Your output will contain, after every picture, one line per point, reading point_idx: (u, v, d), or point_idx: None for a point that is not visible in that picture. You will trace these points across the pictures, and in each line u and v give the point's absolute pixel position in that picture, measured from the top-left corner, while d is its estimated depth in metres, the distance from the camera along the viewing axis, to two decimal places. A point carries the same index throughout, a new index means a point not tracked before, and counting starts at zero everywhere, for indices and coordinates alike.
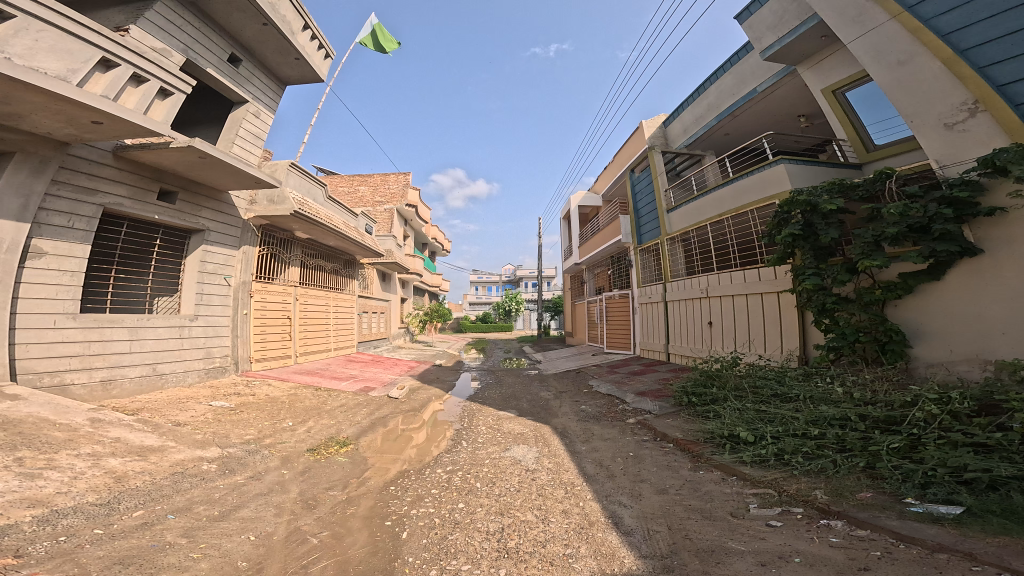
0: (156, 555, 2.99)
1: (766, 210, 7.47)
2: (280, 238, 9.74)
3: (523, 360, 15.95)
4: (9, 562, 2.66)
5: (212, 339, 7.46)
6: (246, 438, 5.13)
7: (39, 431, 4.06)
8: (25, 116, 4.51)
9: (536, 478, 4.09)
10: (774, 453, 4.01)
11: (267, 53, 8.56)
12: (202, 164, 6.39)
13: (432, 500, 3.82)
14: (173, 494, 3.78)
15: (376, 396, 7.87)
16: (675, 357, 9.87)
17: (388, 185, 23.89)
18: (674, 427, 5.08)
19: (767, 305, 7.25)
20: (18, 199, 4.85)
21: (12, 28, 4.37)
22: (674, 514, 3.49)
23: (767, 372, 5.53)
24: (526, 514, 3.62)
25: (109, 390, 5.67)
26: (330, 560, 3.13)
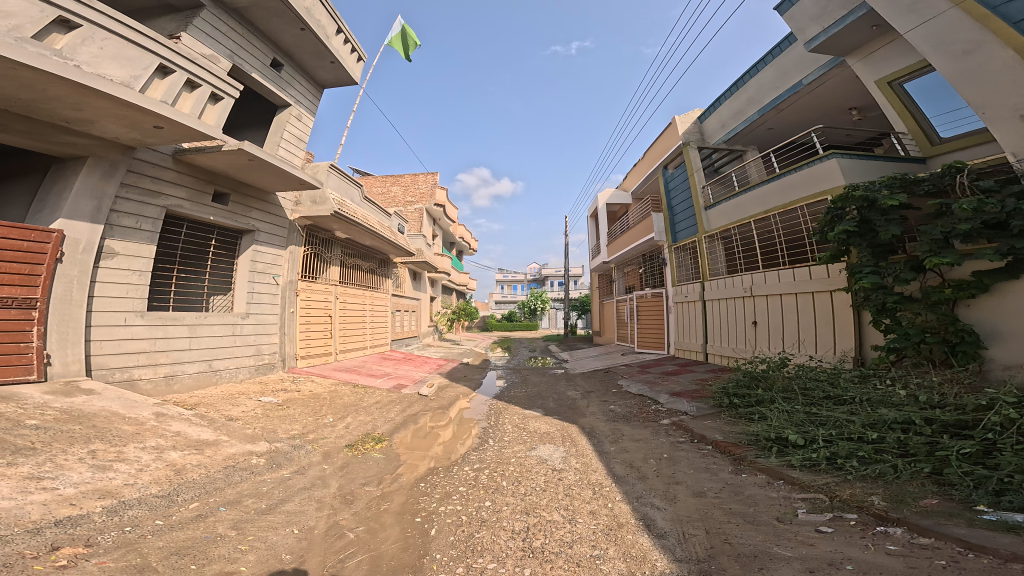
0: (208, 546, 3.18)
1: (817, 206, 7.10)
2: (321, 237, 10.22)
3: (546, 360, 15.38)
4: (80, 550, 2.87)
5: (261, 337, 7.88)
6: (291, 432, 5.37)
7: (112, 425, 4.43)
8: (94, 121, 4.92)
9: (563, 478, 3.99)
10: (827, 457, 3.73)
11: (305, 57, 9.12)
12: (251, 166, 6.78)
13: (460, 498, 3.82)
14: (224, 487, 4.00)
15: (408, 393, 7.99)
16: (714, 357, 9.47)
17: (418, 186, 24.39)
18: (713, 429, 4.83)
19: (818, 305, 6.84)
20: (92, 201, 5.29)
21: (80, 36, 4.76)
22: (713, 518, 3.31)
23: (819, 372, 5.16)
24: (553, 514, 3.54)
25: (171, 385, 6.13)
26: (364, 556, 3.20)
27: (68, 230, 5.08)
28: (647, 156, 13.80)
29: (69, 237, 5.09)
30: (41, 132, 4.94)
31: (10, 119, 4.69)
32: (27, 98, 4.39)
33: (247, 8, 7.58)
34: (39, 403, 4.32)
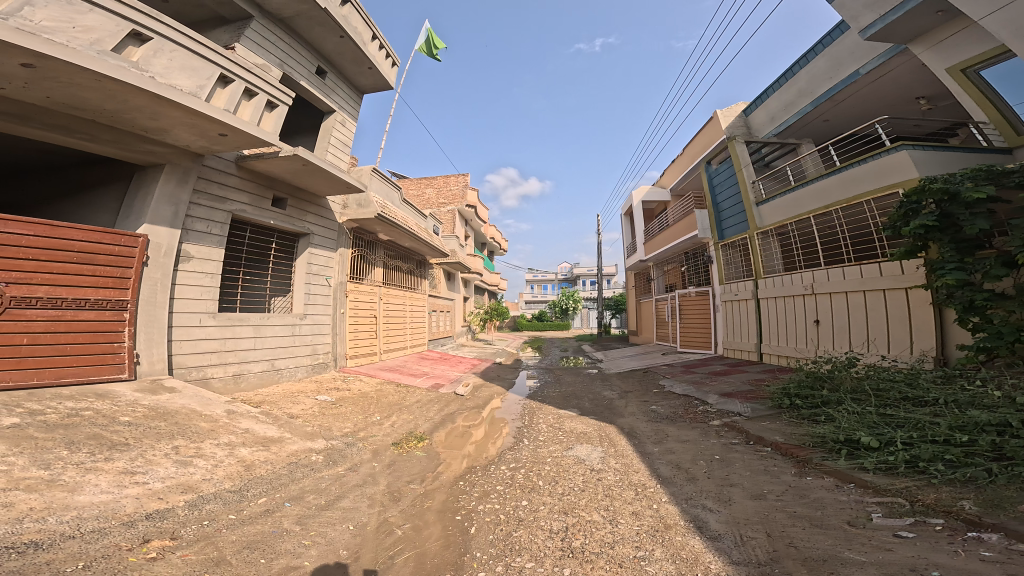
0: (275, 540, 3.38)
1: (885, 200, 6.65)
2: (366, 240, 10.69)
3: (577, 361, 14.77)
4: (166, 542, 3.15)
5: (317, 337, 8.34)
6: (345, 430, 5.62)
7: (191, 422, 4.81)
8: (169, 130, 5.17)
9: (603, 480, 3.86)
10: (905, 460, 3.35)
11: (345, 63, 9.36)
12: (305, 171, 7.11)
13: (500, 497, 3.79)
14: (288, 483, 4.22)
15: (445, 393, 8.08)
16: (769, 357, 8.92)
17: (449, 187, 24.65)
18: (772, 431, 4.47)
19: (891, 302, 6.29)
20: (170, 206, 5.67)
21: (152, 49, 4.83)
22: (775, 521, 3.07)
23: (894, 373, 4.69)
24: (592, 515, 3.47)
25: (239, 383, 6.57)
26: (410, 553, 3.26)
27: (151, 234, 5.47)
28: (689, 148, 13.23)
29: (152, 240, 5.49)
30: (126, 142, 5.24)
31: (98, 129, 5.01)
32: (110, 109, 4.66)
33: (291, 18, 7.80)
34: (130, 400, 4.76)
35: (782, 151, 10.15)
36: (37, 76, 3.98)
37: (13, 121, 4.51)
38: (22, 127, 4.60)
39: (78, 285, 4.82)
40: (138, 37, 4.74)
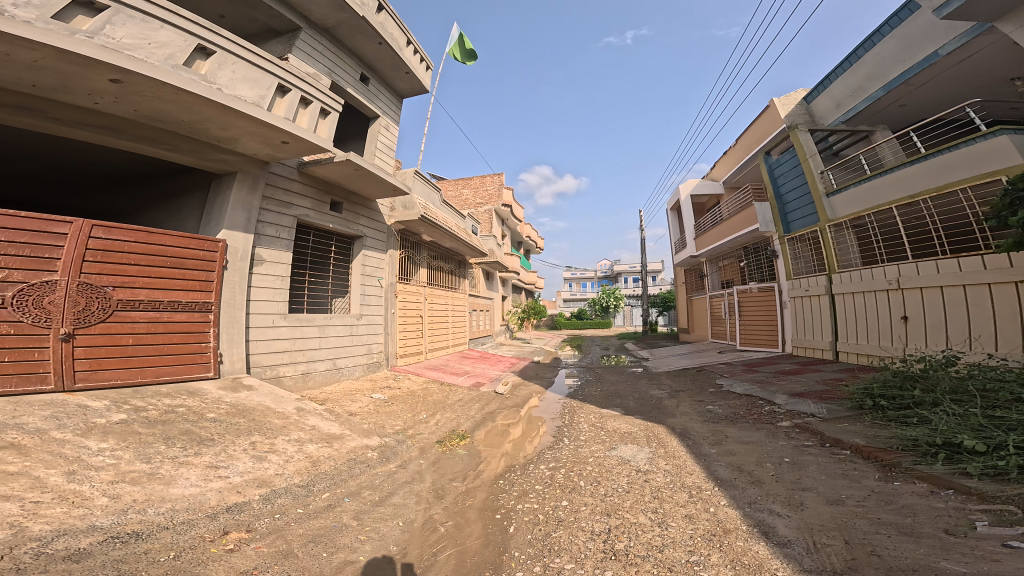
0: (336, 535, 3.53)
1: (986, 188, 5.98)
2: (411, 241, 10.90)
3: (619, 360, 13.61)
4: (243, 534, 3.37)
5: (371, 337, 8.53)
6: (397, 428, 5.77)
7: (264, 418, 5.06)
8: (237, 139, 5.32)
9: (651, 482, 3.75)
10: (1021, 466, 2.80)
11: (385, 69, 9.41)
12: (358, 175, 7.14)
13: (537, 497, 3.71)
14: (348, 479, 4.35)
15: (488, 393, 8.10)
16: (843, 356, 8.12)
17: (486, 187, 24.32)
18: (852, 433, 3.96)
19: (1000, 297, 5.56)
20: (243, 212, 5.92)
21: (216, 62, 4.82)
22: (855, 528, 2.69)
23: (1006, 372, 4.03)
24: (638, 517, 3.37)
25: (306, 381, 6.80)
26: (451, 550, 3.26)
27: (229, 240, 5.75)
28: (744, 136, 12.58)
29: (229, 245, 5.76)
30: (203, 151, 5.47)
31: (179, 140, 5.24)
32: (186, 120, 4.85)
33: (335, 26, 7.85)
34: (215, 398, 5.08)
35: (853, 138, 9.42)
36: (123, 91, 4.18)
37: (105, 133, 4.75)
38: (113, 139, 4.85)
39: (172, 289, 5.19)
40: (205, 51, 4.75)
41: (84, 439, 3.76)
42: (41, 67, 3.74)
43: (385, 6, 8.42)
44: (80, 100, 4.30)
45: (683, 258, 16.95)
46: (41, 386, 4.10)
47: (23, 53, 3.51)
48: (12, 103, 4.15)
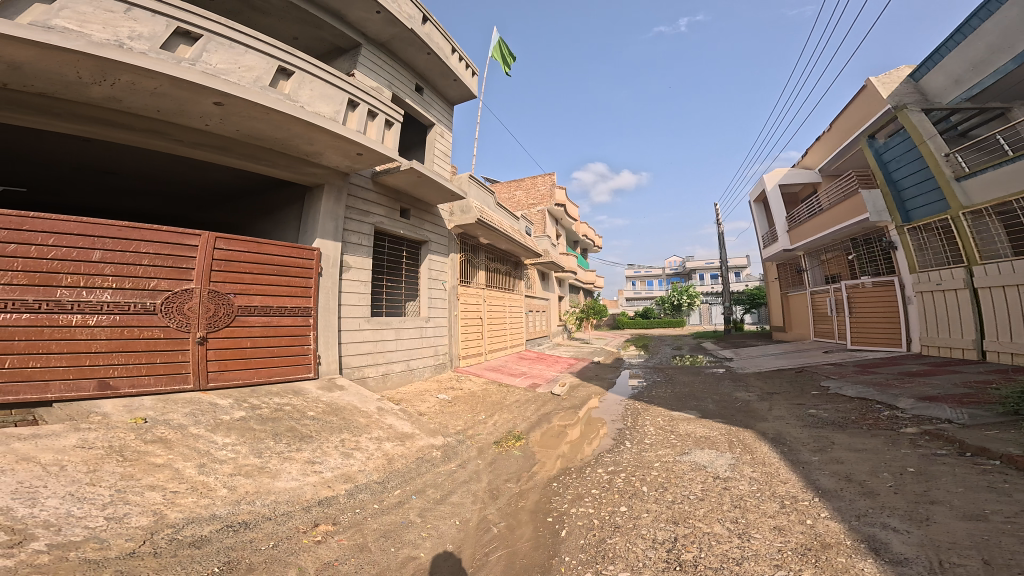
0: (402, 531, 3.59)
1: None
2: (470, 244, 11.06)
3: (697, 360, 12.83)
4: (328, 527, 3.63)
5: (438, 338, 8.83)
6: (458, 428, 5.90)
7: (352, 417, 5.41)
8: (321, 153, 5.57)
9: (732, 489, 3.53)
10: None
11: (436, 80, 9.31)
12: (421, 182, 7.35)
13: (591, 501, 3.72)
14: (417, 475, 4.46)
15: (544, 394, 8.09)
16: (990, 355, 7.50)
17: (539, 188, 24.45)
18: (995, 438, 3.23)
19: None
20: (333, 222, 6.37)
21: (297, 81, 4.95)
22: (998, 548, 2.11)
23: None
24: (712, 528, 3.18)
25: (386, 381, 7.23)
26: (501, 551, 3.22)
27: (322, 248, 6.26)
28: (839, 124, 12.03)
29: (322, 253, 6.26)
30: (296, 165, 5.85)
31: (275, 156, 5.62)
32: (279, 137, 5.12)
33: (388, 41, 7.83)
34: (314, 397, 5.57)
35: (984, 117, 8.58)
36: (226, 113, 4.50)
37: (218, 152, 5.17)
38: (224, 157, 5.27)
39: (280, 295, 5.78)
40: (285, 72, 4.93)
41: (212, 434, 4.26)
42: (159, 94, 4.08)
43: (429, 18, 8.25)
44: (194, 123, 4.67)
45: (773, 254, 15.98)
46: (177, 383, 4.70)
47: (144, 82, 3.86)
48: (144, 128, 4.58)
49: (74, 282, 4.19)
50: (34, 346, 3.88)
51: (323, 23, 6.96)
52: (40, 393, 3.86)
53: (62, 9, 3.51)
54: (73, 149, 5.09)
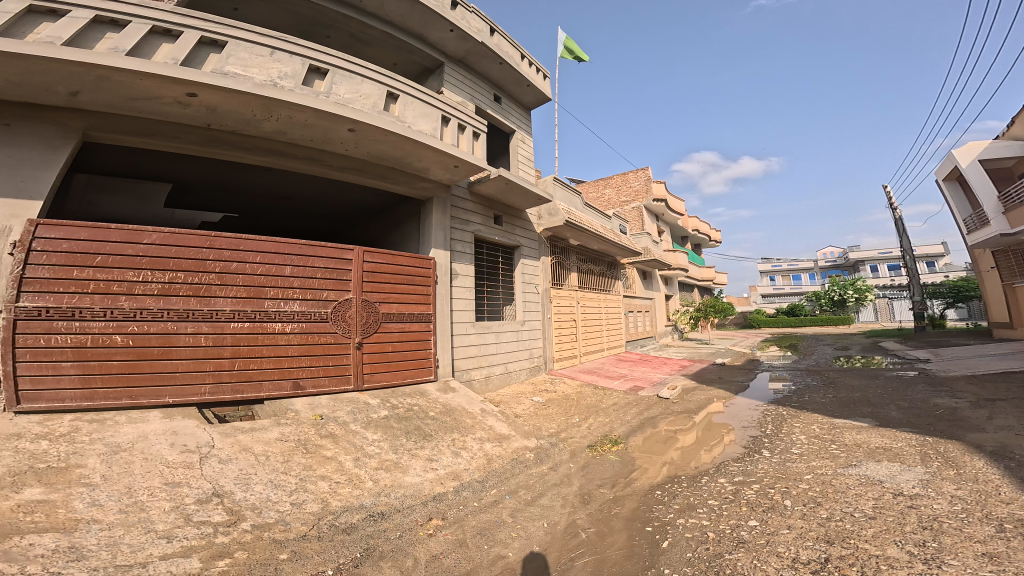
0: (495, 530, 3.65)
1: None
2: (560, 246, 10.92)
3: (872, 361, 11.34)
4: (438, 521, 3.79)
5: (533, 340, 8.91)
6: (552, 431, 5.99)
7: (461, 418, 5.64)
8: (427, 168, 6.10)
9: (921, 508, 2.92)
10: None
11: (511, 88, 9.60)
12: (511, 188, 7.61)
13: (706, 513, 3.48)
14: (512, 476, 4.57)
15: (646, 397, 7.71)
16: None
17: (630, 183, 22.69)
18: None
19: None
20: (443, 232, 6.91)
21: (403, 103, 5.46)
22: None
23: None
24: (885, 550, 2.65)
25: (488, 383, 7.52)
26: (588, 558, 3.17)
27: (436, 257, 6.80)
28: None
29: (436, 261, 6.80)
30: (410, 180, 6.43)
31: (396, 174, 6.23)
32: (395, 157, 5.70)
33: (464, 56, 8.34)
34: (434, 398, 6.01)
35: None
36: (358, 138, 5.13)
37: (358, 173, 5.91)
38: (363, 178, 5.99)
39: (412, 303, 6.40)
40: (393, 96, 5.46)
41: (366, 431, 4.83)
42: (309, 125, 4.79)
43: (496, 29, 8.72)
44: (337, 148, 5.41)
45: (986, 240, 13.49)
46: (342, 385, 5.48)
47: (296, 115, 4.51)
48: (306, 157, 5.45)
49: (274, 295, 5.14)
50: (252, 350, 4.88)
51: (410, 47, 7.71)
52: (254, 392, 4.85)
53: (232, 58, 4.28)
54: (251, 178, 6.16)
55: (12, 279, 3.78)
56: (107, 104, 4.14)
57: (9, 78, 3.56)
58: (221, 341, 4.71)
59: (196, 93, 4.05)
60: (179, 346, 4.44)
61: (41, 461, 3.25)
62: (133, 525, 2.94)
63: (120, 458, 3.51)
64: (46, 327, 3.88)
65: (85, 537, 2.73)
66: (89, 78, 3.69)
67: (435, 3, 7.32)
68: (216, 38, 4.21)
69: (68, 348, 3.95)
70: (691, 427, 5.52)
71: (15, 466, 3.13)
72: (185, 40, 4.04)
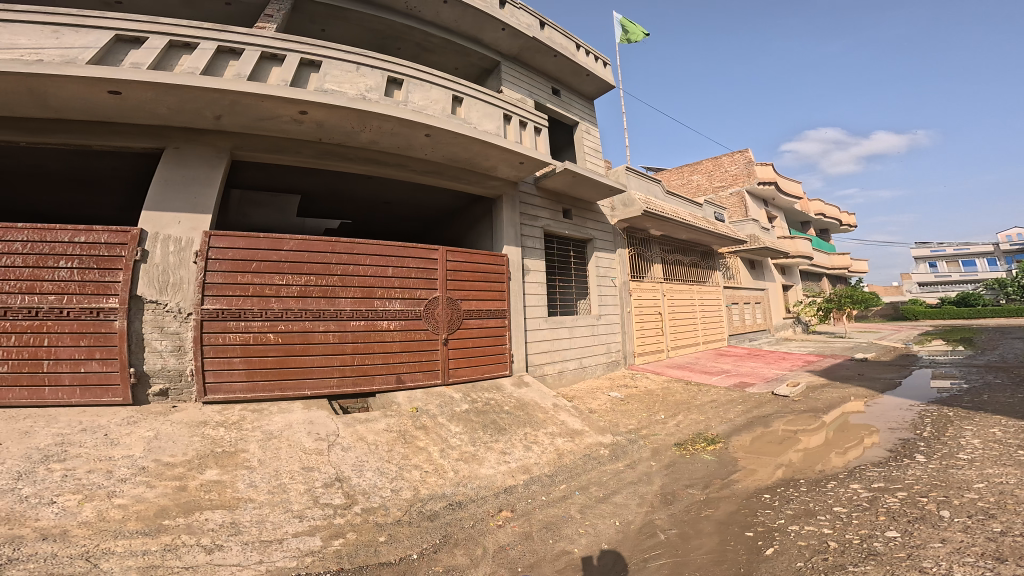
0: (561, 524, 3.45)
1: None
2: (639, 237, 10.71)
3: None
4: (507, 513, 3.71)
5: (611, 336, 8.88)
6: (630, 427, 5.49)
7: (534, 413, 5.61)
8: (495, 167, 6.60)
9: None
10: None
11: (569, 80, 9.88)
12: (578, 182, 7.67)
13: (829, 521, 2.84)
14: (583, 472, 4.32)
15: (756, 394, 6.99)
16: None
17: (725, 169, 20.82)
18: None
19: None
20: (513, 229, 7.26)
21: (467, 105, 6.13)
22: None
23: None
24: None
25: (561, 378, 7.63)
26: (666, 559, 2.77)
27: (508, 253, 7.12)
28: None
29: (508, 257, 7.11)
30: (480, 180, 6.94)
31: (467, 174, 6.79)
32: (466, 158, 6.23)
33: (518, 54, 8.88)
34: (508, 393, 6.15)
35: None
36: (436, 142, 5.74)
37: (436, 175, 6.54)
38: (440, 180, 6.62)
39: (487, 298, 6.72)
40: (458, 99, 6.13)
41: (450, 424, 5.02)
42: (394, 133, 5.49)
43: (546, 23, 9.10)
44: (418, 154, 6.11)
45: None
46: (433, 379, 5.90)
47: (382, 124, 5.21)
48: (395, 163, 6.21)
49: (381, 294, 5.73)
50: (366, 347, 5.49)
51: (468, 50, 8.45)
52: (369, 385, 5.45)
53: (328, 76, 5.15)
54: (351, 187, 7.13)
55: (197, 286, 4.80)
56: (243, 125, 5.04)
57: (172, 107, 4.55)
58: (343, 338, 5.38)
59: (306, 111, 4.84)
60: (314, 343, 5.20)
61: (218, 445, 4.05)
62: (277, 504, 3.46)
63: (273, 444, 4.20)
64: (222, 326, 4.84)
65: (243, 514, 3.28)
66: (224, 102, 4.54)
67: (486, 5, 7.95)
68: (315, 59, 5.12)
69: (237, 345, 4.88)
70: (818, 426, 4.71)
71: (202, 450, 3.94)
72: (290, 62, 4.95)
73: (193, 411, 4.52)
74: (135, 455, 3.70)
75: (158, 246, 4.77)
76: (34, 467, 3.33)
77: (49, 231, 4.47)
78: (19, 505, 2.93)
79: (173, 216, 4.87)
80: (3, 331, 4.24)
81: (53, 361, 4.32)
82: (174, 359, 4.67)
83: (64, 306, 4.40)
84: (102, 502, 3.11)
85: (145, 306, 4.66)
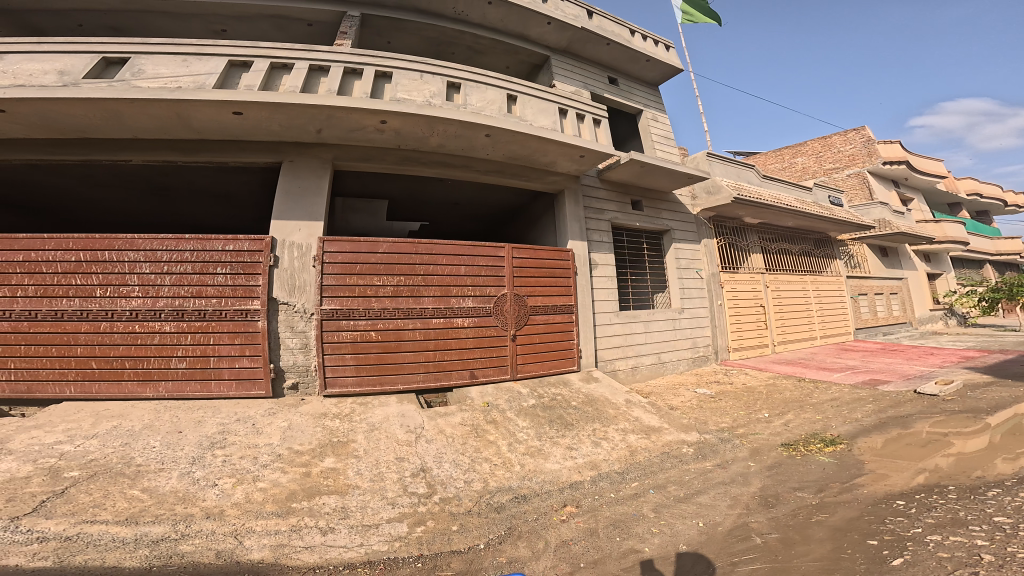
0: (632, 522, 3.20)
1: None
2: (732, 226, 9.88)
3: None
4: (571, 509, 3.55)
5: (697, 330, 8.35)
6: (723, 425, 4.99)
7: (604, 409, 5.40)
8: (555, 162, 6.73)
9: None
10: None
11: (626, 67, 9.77)
12: (648, 172, 7.40)
13: (985, 532, 2.23)
14: (659, 470, 4.01)
15: (891, 393, 5.81)
16: None
17: (837, 148, 18.16)
18: None
19: None
20: (578, 224, 7.22)
21: (524, 103, 6.42)
22: None
23: None
24: None
25: (634, 374, 7.32)
26: (759, 565, 2.40)
27: (573, 248, 7.09)
28: None
29: (574, 252, 7.07)
30: (541, 176, 7.09)
31: (529, 171, 7.00)
32: (527, 154, 6.44)
33: (567, 46, 9.06)
34: (577, 389, 6.02)
35: None
36: (505, 141, 6.01)
37: (499, 174, 6.85)
38: (504, 178, 6.91)
39: (553, 294, 6.73)
40: (513, 97, 6.43)
41: (517, 418, 5.02)
42: (457, 136, 5.91)
43: (594, 11, 9.10)
44: (482, 154, 6.47)
45: None
46: (502, 374, 6.12)
47: (449, 128, 5.63)
48: (466, 164, 6.64)
49: (459, 292, 6.06)
50: (444, 343, 5.85)
51: (518, 48, 8.81)
52: (448, 379, 5.78)
53: (400, 85, 5.75)
54: (433, 191, 7.75)
55: (317, 288, 5.51)
56: (338, 137, 5.81)
57: (282, 123, 5.39)
58: (428, 336, 5.78)
59: (386, 121, 5.44)
60: (407, 339, 5.65)
61: (335, 435, 4.52)
62: (377, 492, 3.72)
63: (375, 435, 4.58)
64: (337, 326, 5.48)
65: (351, 499, 3.59)
66: (320, 116, 5.27)
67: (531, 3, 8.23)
68: (388, 71, 5.78)
69: (347, 343, 5.46)
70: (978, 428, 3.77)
71: (322, 440, 4.43)
72: (369, 76, 5.64)
73: (316, 404, 5.14)
74: (274, 442, 4.29)
75: (286, 253, 5.61)
76: (204, 453, 4.03)
77: (208, 240, 5.48)
78: (193, 486, 3.54)
79: (296, 225, 5.72)
80: (181, 330, 5.21)
81: (216, 359, 5.19)
82: (302, 356, 5.40)
83: (222, 307, 5.31)
84: (249, 485, 3.62)
85: (280, 309, 5.46)
